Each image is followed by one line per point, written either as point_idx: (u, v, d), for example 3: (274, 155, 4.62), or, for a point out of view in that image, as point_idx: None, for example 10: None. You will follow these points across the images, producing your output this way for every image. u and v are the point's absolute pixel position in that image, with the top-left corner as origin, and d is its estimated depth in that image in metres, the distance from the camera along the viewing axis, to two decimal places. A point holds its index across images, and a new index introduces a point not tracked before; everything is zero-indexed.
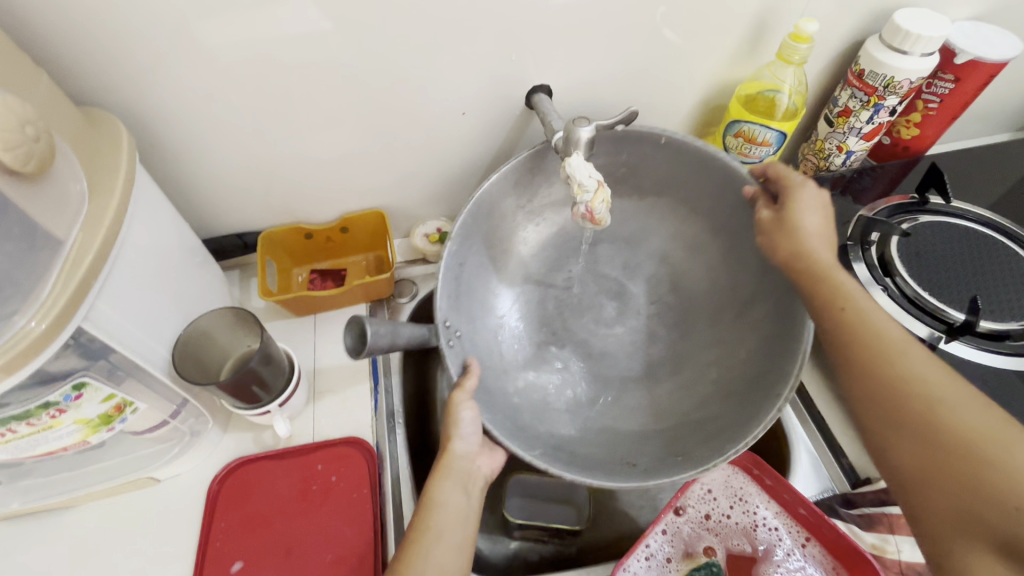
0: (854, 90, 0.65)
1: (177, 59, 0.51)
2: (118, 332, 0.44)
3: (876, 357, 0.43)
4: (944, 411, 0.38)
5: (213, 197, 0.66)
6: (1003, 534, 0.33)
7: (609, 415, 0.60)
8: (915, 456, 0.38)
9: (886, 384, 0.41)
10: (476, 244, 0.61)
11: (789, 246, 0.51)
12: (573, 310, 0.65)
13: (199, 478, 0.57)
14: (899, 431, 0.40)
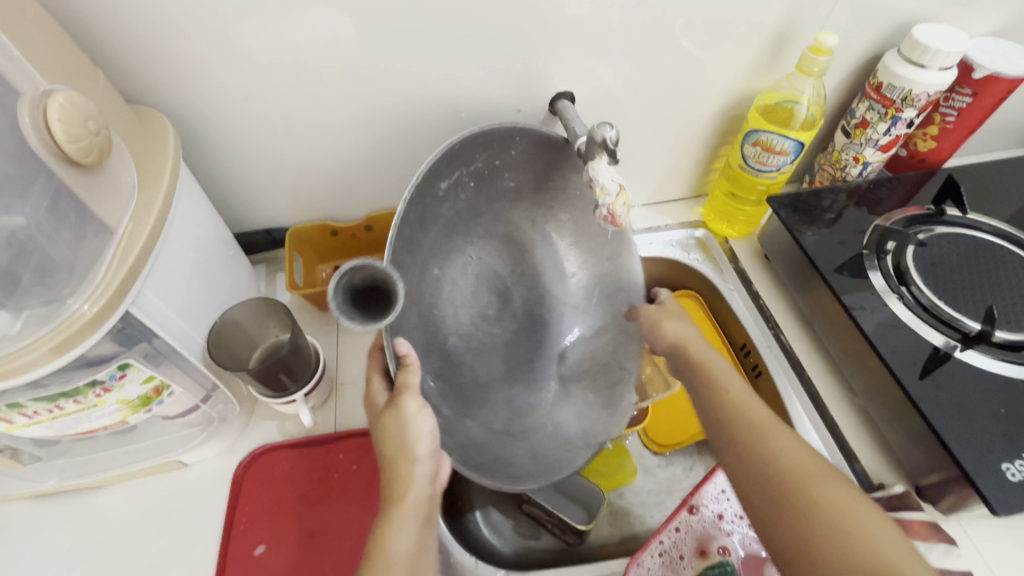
0: (872, 102, 0.66)
1: (218, 61, 0.54)
2: (161, 317, 0.46)
3: (745, 429, 0.48)
4: (837, 511, 0.42)
5: (245, 193, 0.68)
6: None
7: (486, 416, 0.57)
8: (793, 538, 0.42)
9: (749, 444, 0.47)
10: (416, 211, 0.52)
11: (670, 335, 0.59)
12: (477, 302, 0.59)
13: (225, 464, 0.59)
14: (767, 497, 0.45)
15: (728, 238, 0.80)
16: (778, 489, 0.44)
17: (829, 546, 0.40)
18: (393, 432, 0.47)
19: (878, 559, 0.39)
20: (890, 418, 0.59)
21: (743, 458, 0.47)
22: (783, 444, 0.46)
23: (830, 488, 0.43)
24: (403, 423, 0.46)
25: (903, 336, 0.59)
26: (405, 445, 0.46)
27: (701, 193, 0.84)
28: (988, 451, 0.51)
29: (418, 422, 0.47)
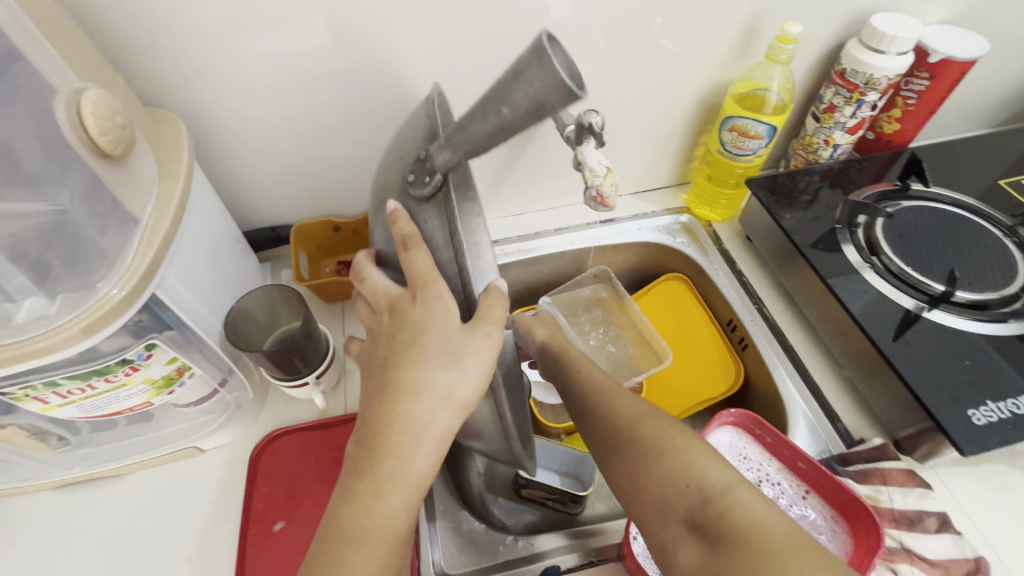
0: (838, 88, 0.71)
1: (224, 65, 0.57)
2: (182, 300, 0.49)
3: (598, 392, 0.51)
4: (657, 442, 0.45)
5: (249, 191, 0.71)
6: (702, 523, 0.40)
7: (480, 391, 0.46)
8: (626, 476, 0.45)
9: (591, 404, 0.51)
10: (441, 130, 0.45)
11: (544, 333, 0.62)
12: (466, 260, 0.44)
13: (241, 448, 0.62)
14: (606, 450, 0.48)
15: (711, 222, 0.85)
16: (614, 436, 0.47)
17: (649, 475, 0.44)
18: (444, 364, 0.40)
19: (691, 478, 0.42)
20: (868, 378, 0.63)
21: (588, 421, 0.50)
22: (615, 399, 0.50)
23: (653, 427, 0.46)
24: (462, 360, 0.40)
25: (875, 301, 0.63)
26: (447, 384, 0.40)
27: (684, 181, 0.88)
28: (956, 400, 0.55)
29: (466, 372, 0.40)
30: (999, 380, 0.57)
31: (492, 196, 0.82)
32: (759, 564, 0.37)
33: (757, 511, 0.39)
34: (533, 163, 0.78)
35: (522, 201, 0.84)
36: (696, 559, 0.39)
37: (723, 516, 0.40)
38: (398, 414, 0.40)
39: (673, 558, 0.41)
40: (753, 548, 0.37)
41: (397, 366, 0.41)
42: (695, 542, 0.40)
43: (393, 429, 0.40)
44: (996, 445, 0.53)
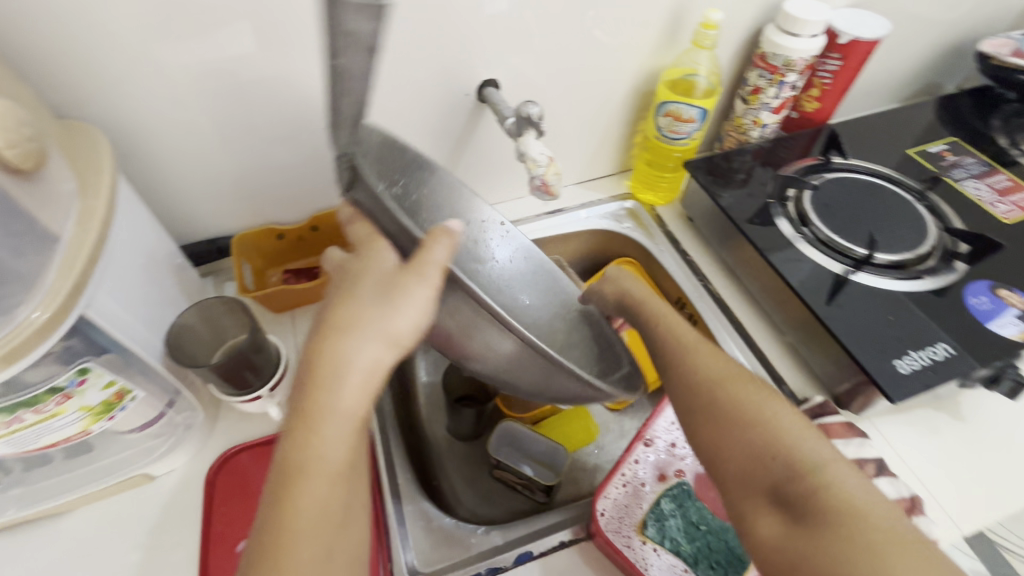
0: (761, 71, 0.75)
1: (145, 72, 0.55)
2: (116, 319, 0.46)
3: (683, 349, 0.51)
4: (759, 413, 0.46)
5: (184, 203, 0.68)
6: (787, 497, 0.42)
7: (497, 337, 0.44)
8: (715, 437, 0.46)
9: (682, 362, 0.51)
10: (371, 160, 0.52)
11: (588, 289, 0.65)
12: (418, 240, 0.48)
13: (195, 470, 0.59)
14: (693, 407, 0.49)
15: (655, 206, 0.88)
16: (710, 400, 0.48)
17: (739, 443, 0.45)
18: (386, 303, 0.41)
19: (785, 450, 0.44)
20: (808, 341, 0.67)
21: (675, 380, 0.51)
22: (706, 364, 0.50)
23: (748, 394, 0.47)
24: (397, 300, 0.41)
25: (808, 268, 0.68)
26: (389, 323, 0.41)
27: (627, 168, 0.91)
28: (884, 353, 0.60)
29: (404, 310, 0.41)
30: (920, 330, 0.62)
31: None
32: (847, 543, 0.38)
33: (850, 494, 0.41)
34: (478, 159, 0.79)
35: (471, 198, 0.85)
36: (777, 529, 0.41)
37: (814, 494, 0.41)
38: (330, 352, 0.40)
39: (748, 525, 0.43)
40: (843, 527, 0.39)
41: (336, 313, 0.42)
42: (776, 514, 0.42)
43: (323, 366, 0.40)
44: (921, 390, 0.57)
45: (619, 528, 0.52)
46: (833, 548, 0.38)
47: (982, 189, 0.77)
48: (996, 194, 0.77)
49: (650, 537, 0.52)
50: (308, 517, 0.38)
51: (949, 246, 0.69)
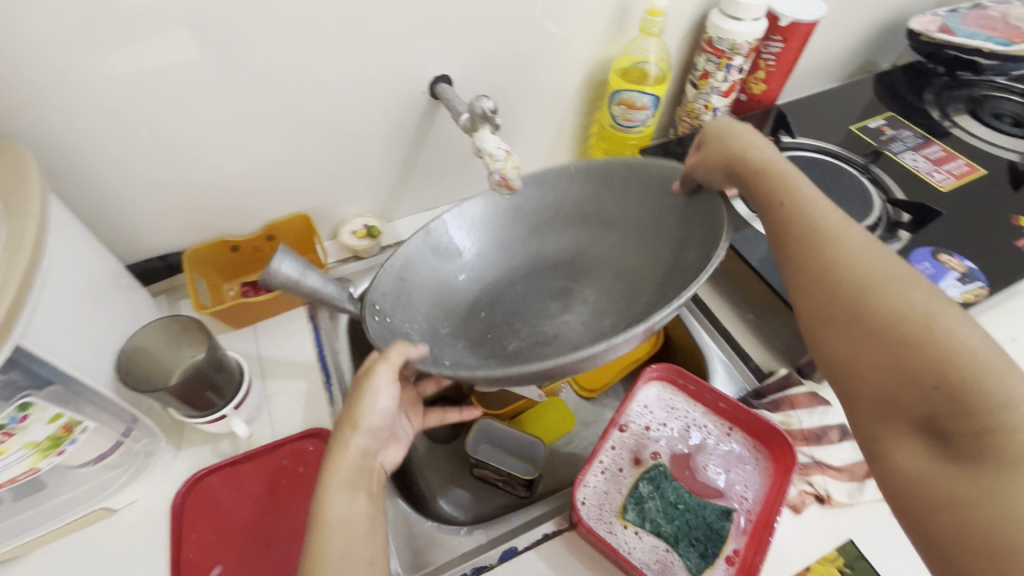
0: (708, 55, 0.77)
1: (71, 84, 0.51)
2: (58, 348, 0.43)
3: (824, 242, 0.46)
4: (915, 327, 0.39)
5: (127, 220, 0.65)
6: (937, 424, 0.37)
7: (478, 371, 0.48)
8: (851, 344, 0.42)
9: (821, 265, 0.45)
10: (414, 263, 0.58)
11: (721, 160, 0.55)
12: (443, 315, 0.57)
13: (160, 499, 0.56)
14: (831, 314, 0.44)
15: None
16: (852, 309, 0.43)
17: (885, 359, 0.39)
18: (360, 395, 0.49)
19: (940, 365, 0.37)
20: (768, 316, 0.69)
21: (805, 278, 0.46)
22: (847, 260, 0.45)
23: (899, 297, 0.41)
24: (370, 391, 0.48)
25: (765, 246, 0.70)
26: (371, 411, 0.49)
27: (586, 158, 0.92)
28: None
29: (380, 398, 0.49)
30: None
31: (399, 194, 0.80)
32: (1010, 493, 0.32)
33: None
34: (436, 157, 0.78)
35: (432, 196, 0.83)
36: (918, 458, 0.37)
37: (976, 429, 0.35)
38: (338, 443, 0.48)
39: (884, 447, 0.39)
40: (1011, 475, 0.32)
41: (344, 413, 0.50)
42: (919, 440, 0.37)
43: (336, 463, 0.47)
44: None
45: (601, 515, 0.53)
46: (986, 490, 0.33)
47: (919, 160, 0.81)
48: (932, 164, 0.81)
49: (631, 521, 0.53)
50: (332, 558, 0.43)
51: (892, 216, 0.72)
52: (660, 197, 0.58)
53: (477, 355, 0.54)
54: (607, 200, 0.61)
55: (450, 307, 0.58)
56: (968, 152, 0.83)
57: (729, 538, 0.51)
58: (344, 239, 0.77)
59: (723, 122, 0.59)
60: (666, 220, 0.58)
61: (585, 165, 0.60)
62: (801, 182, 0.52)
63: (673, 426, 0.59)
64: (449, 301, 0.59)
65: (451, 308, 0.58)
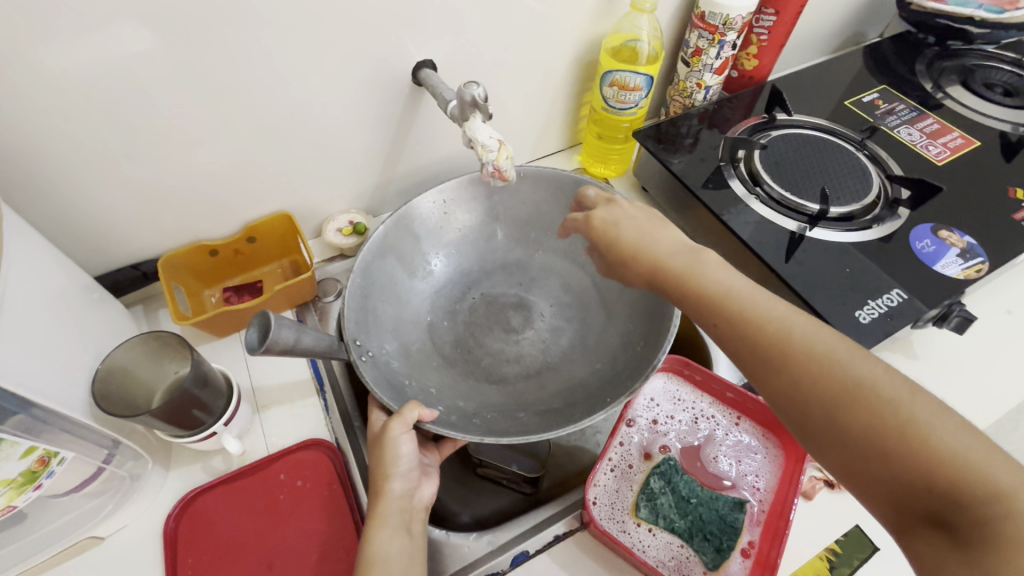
0: (700, 31, 0.74)
1: (13, 81, 0.46)
2: (22, 377, 0.39)
3: (772, 344, 0.43)
4: (890, 429, 0.37)
5: (94, 228, 0.60)
6: (949, 520, 0.34)
7: (461, 420, 0.58)
8: (836, 450, 0.39)
9: (782, 370, 0.42)
10: (377, 281, 0.65)
11: (643, 259, 0.53)
12: (406, 329, 0.65)
13: (151, 522, 0.54)
14: (808, 424, 0.40)
15: (608, 178, 0.86)
16: (827, 408, 0.39)
17: (875, 461, 0.37)
18: (382, 449, 0.52)
19: (929, 459, 0.35)
20: None
21: (770, 387, 0.43)
22: (805, 360, 0.41)
23: (865, 392, 0.39)
24: (390, 442, 0.52)
25: (764, 229, 0.68)
26: (398, 457, 0.52)
27: (576, 142, 0.89)
28: (844, 305, 0.61)
29: (403, 442, 0.53)
30: (875, 279, 0.64)
31: (385, 188, 0.77)
32: None
33: None
34: (422, 148, 0.74)
35: (420, 188, 0.80)
36: (943, 559, 0.34)
37: (988, 519, 0.33)
38: (375, 494, 0.51)
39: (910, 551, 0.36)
40: None
41: (375, 468, 0.53)
42: (936, 536, 0.34)
43: (380, 512, 0.50)
44: (882, 337, 0.59)
45: (613, 514, 0.52)
46: None
47: (914, 134, 0.80)
48: (928, 137, 0.80)
49: (644, 519, 0.52)
50: None
51: (891, 193, 0.71)
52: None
53: (454, 373, 0.64)
54: (550, 212, 0.73)
55: (410, 321, 0.67)
56: (961, 124, 0.83)
57: (744, 530, 0.51)
58: (328, 237, 0.73)
59: (605, 216, 0.58)
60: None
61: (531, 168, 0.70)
62: (720, 280, 0.48)
63: (681, 419, 0.58)
64: (410, 311, 0.67)
65: (411, 323, 0.67)
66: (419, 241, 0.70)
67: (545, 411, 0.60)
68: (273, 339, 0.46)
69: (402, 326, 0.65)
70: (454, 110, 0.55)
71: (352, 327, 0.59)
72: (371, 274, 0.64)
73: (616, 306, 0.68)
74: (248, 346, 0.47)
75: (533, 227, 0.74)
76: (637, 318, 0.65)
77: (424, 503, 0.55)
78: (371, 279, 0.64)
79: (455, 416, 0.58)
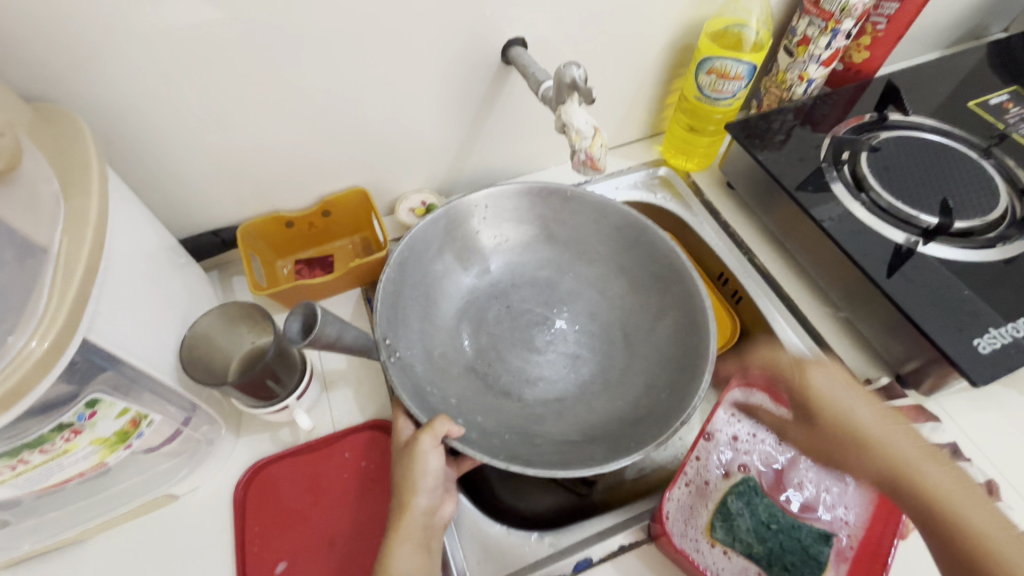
0: (812, 18, 0.68)
1: (120, 41, 0.47)
2: (123, 340, 0.40)
3: (883, 463, 0.43)
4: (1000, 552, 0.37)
5: (181, 193, 0.61)
6: None
7: (478, 434, 0.61)
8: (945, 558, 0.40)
9: (890, 477, 0.43)
10: (411, 278, 0.67)
11: (762, 360, 0.53)
12: (430, 330, 0.68)
13: (223, 486, 0.55)
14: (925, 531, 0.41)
15: (689, 172, 0.82)
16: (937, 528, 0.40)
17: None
18: (411, 462, 0.51)
19: None
20: (871, 319, 0.63)
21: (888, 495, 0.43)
22: (920, 475, 0.42)
23: (971, 515, 0.39)
24: (420, 456, 0.51)
25: (868, 239, 0.63)
26: (425, 473, 0.51)
27: (658, 131, 0.84)
28: (960, 332, 0.56)
29: (430, 457, 0.51)
30: (996, 304, 0.57)
31: (460, 169, 0.75)
32: None
33: None
34: (502, 130, 0.72)
35: (495, 172, 0.78)
36: None
37: None
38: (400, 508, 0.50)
39: None
40: None
41: (398, 480, 0.51)
42: None
43: (402, 527, 0.49)
44: (1004, 372, 0.53)
45: (686, 532, 0.49)
46: None
47: None
48: None
49: (720, 540, 0.49)
50: None
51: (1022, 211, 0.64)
52: (647, 256, 0.72)
53: (474, 384, 0.67)
54: (591, 240, 0.75)
55: (437, 323, 0.69)
56: None
57: (830, 566, 0.47)
58: (401, 216, 0.73)
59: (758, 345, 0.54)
60: (632, 270, 0.73)
61: (580, 192, 0.72)
62: (844, 400, 0.47)
63: (764, 438, 0.56)
64: (437, 313, 0.70)
65: (437, 327, 0.69)
66: (459, 240, 0.73)
67: (566, 443, 0.62)
68: (321, 321, 0.48)
69: (428, 326, 0.68)
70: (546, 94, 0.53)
71: (382, 324, 0.61)
72: (405, 268, 0.67)
73: (641, 347, 0.70)
74: (290, 335, 0.48)
75: (569, 249, 0.76)
76: (664, 361, 0.67)
77: (444, 521, 0.53)
78: (404, 274, 0.66)
79: (475, 433, 0.61)
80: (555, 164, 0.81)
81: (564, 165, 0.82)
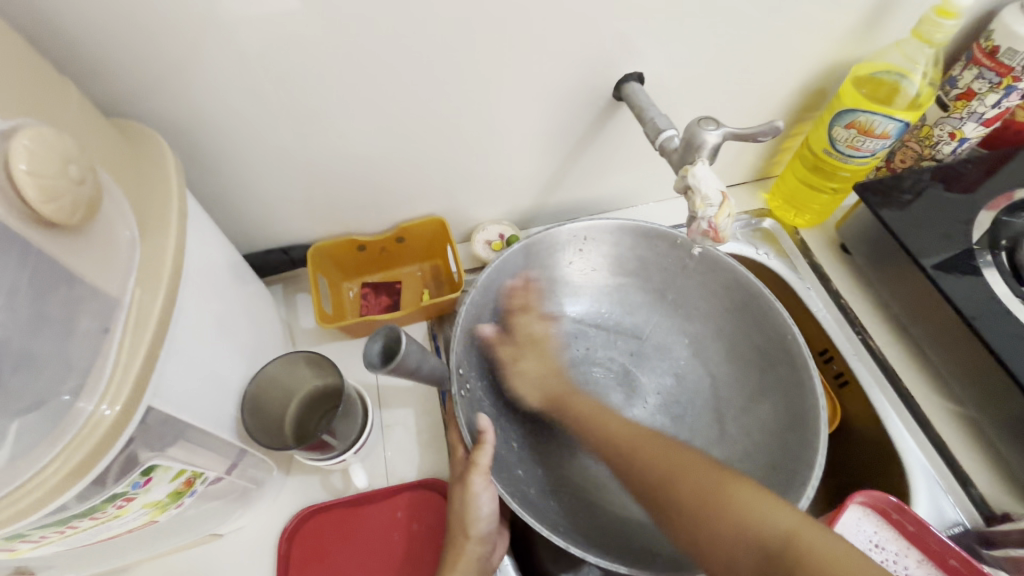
0: (982, 70, 0.57)
1: (213, 57, 0.43)
2: (186, 400, 0.37)
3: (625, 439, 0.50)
4: (760, 518, 0.39)
5: (253, 208, 0.58)
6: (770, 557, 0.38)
7: (531, 494, 0.55)
8: (687, 522, 0.42)
9: (654, 480, 0.46)
10: (489, 303, 0.61)
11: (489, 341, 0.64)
12: (499, 362, 0.62)
13: (269, 528, 0.52)
14: (661, 492, 0.45)
15: (797, 228, 0.73)
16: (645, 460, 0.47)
17: (733, 537, 0.39)
18: (466, 503, 0.49)
19: (763, 533, 0.38)
20: (1018, 441, 0.53)
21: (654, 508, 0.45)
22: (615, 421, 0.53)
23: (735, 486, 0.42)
24: (472, 497, 0.49)
25: None
26: (477, 518, 0.49)
27: (765, 176, 0.76)
28: None
29: (483, 501, 0.50)
30: None
31: (544, 202, 0.69)
32: None
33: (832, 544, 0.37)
34: (596, 166, 0.65)
35: (581, 206, 0.72)
36: None
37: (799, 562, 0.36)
38: (453, 553, 0.48)
39: None
40: None
41: (453, 521, 0.50)
42: None
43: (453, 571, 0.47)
44: None
45: None
46: None
47: None
48: None
49: None
50: None
51: None
52: (756, 327, 0.61)
53: (536, 431, 0.61)
54: (693, 293, 0.65)
55: (507, 357, 0.63)
56: None
57: None
58: (476, 249, 0.67)
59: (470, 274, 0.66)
60: (734, 338, 0.64)
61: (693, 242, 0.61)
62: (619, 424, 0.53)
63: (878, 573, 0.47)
64: (509, 346, 0.64)
65: (507, 359, 0.63)
66: (544, 270, 0.65)
67: (623, 522, 0.57)
68: (402, 346, 0.43)
69: (499, 359, 0.62)
70: (675, 148, 0.47)
71: (456, 354, 0.55)
72: (487, 293, 0.60)
73: (731, 424, 0.62)
74: (370, 356, 0.43)
75: (665, 296, 0.67)
76: (754, 450, 0.60)
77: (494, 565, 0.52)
78: (482, 301, 0.59)
79: (532, 491, 0.55)
80: (647, 203, 0.74)
81: (656, 206, 0.74)
